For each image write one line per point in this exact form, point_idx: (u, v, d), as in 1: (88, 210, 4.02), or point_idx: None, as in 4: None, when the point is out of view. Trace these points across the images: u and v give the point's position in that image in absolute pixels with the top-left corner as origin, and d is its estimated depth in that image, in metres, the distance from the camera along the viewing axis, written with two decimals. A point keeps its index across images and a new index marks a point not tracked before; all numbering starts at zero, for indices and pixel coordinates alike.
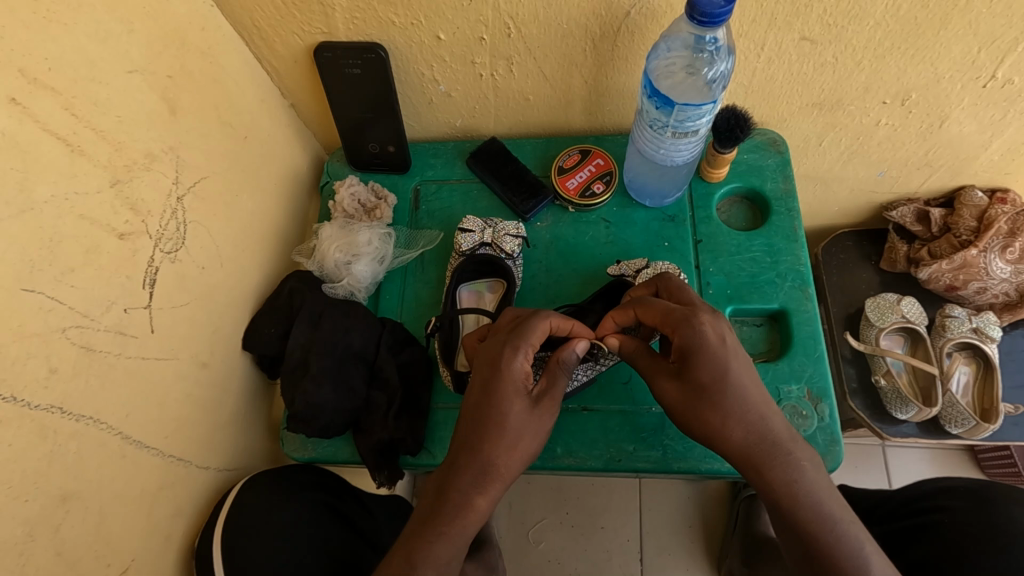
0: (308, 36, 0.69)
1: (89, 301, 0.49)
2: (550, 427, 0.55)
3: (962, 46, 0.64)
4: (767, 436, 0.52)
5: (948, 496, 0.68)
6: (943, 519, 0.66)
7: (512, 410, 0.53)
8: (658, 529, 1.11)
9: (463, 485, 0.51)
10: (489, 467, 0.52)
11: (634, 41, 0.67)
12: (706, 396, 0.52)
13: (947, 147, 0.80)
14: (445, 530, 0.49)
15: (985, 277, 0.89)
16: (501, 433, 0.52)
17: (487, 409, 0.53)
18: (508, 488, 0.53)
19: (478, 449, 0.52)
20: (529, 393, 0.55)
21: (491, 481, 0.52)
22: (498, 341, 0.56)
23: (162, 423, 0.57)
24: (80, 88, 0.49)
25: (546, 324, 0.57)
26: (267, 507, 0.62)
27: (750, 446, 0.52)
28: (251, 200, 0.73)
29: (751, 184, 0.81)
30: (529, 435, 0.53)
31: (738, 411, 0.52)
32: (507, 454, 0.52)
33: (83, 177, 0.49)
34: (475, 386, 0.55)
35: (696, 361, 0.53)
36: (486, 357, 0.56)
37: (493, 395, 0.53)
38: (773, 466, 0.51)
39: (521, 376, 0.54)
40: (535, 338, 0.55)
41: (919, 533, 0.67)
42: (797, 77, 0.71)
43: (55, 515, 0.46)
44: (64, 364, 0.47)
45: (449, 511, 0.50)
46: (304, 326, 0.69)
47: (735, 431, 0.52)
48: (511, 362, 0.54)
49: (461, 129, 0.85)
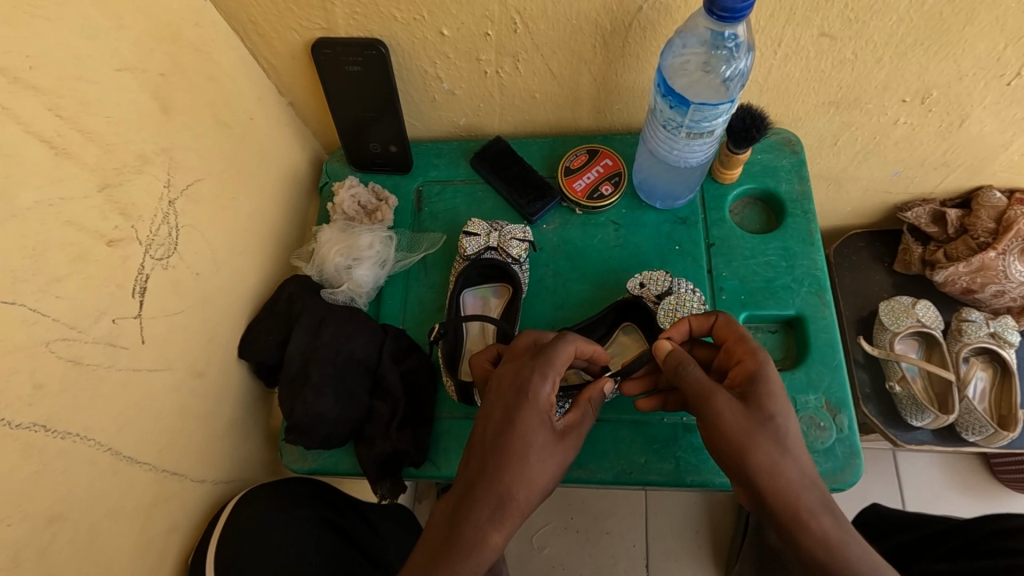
0: (306, 31, 0.67)
1: (77, 312, 0.47)
2: (566, 463, 0.54)
3: (987, 42, 0.61)
4: (816, 483, 0.50)
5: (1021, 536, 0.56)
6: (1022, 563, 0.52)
7: (534, 442, 0.52)
8: (665, 534, 1.09)
9: (479, 520, 0.49)
10: (508, 500, 0.50)
11: (646, 38, 0.64)
12: (767, 425, 0.51)
13: (966, 147, 0.78)
14: (456, 567, 0.47)
15: (1002, 280, 0.86)
16: (523, 466, 0.50)
17: (507, 438, 0.51)
18: (524, 523, 0.51)
19: (497, 481, 0.50)
20: (552, 424, 0.54)
21: (509, 516, 0.49)
22: (524, 364, 0.55)
23: (155, 436, 0.55)
24: (67, 87, 0.47)
25: (571, 350, 0.56)
26: (265, 523, 0.59)
27: (797, 488, 0.49)
28: (248, 203, 0.70)
29: (766, 185, 0.78)
30: (550, 469, 0.52)
31: (791, 452, 0.50)
32: (525, 489, 0.50)
33: (70, 182, 0.47)
34: (497, 410, 0.53)
35: (768, 391, 0.52)
36: (509, 382, 0.54)
37: (517, 423, 0.52)
38: (819, 513, 0.48)
39: (546, 405, 0.53)
40: (561, 366, 0.55)
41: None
42: (814, 75, 0.68)
43: (42, 538, 0.44)
44: (50, 379, 0.45)
45: (461, 547, 0.48)
46: (303, 333, 0.67)
47: (788, 470, 0.49)
48: (538, 389, 0.53)
49: (465, 127, 0.83)
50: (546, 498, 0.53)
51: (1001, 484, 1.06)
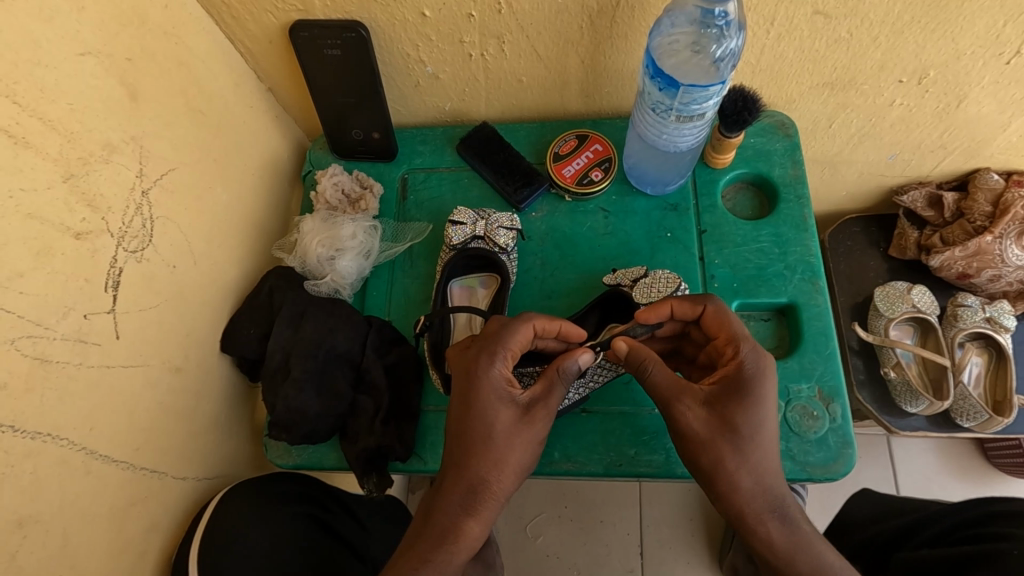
0: (282, 14, 0.64)
1: (42, 308, 0.45)
2: (540, 437, 0.54)
3: (987, 19, 0.59)
4: (772, 489, 0.52)
5: (1008, 524, 0.54)
6: (1005, 548, 0.51)
7: (496, 425, 0.52)
8: (658, 522, 1.09)
9: (450, 508, 0.51)
10: (478, 486, 0.51)
11: (634, 17, 0.62)
12: (734, 436, 0.51)
13: (964, 128, 0.76)
14: (429, 557, 0.49)
15: (999, 264, 0.85)
16: (486, 451, 0.52)
17: (467, 426, 0.52)
18: (501, 506, 0.53)
19: (464, 468, 0.52)
20: (514, 400, 0.54)
21: (480, 501, 0.51)
22: (473, 348, 0.55)
23: (132, 435, 0.53)
24: (23, 72, 0.45)
25: (527, 330, 0.56)
26: (251, 523, 0.58)
27: (752, 496, 0.51)
28: (227, 193, 0.68)
29: (758, 170, 0.77)
30: (518, 449, 0.53)
31: (754, 461, 0.51)
32: (494, 471, 0.52)
33: (30, 173, 0.45)
34: (454, 397, 0.54)
35: (745, 397, 0.52)
36: (461, 366, 0.55)
37: (471, 407, 0.53)
38: (765, 518, 0.51)
39: (500, 383, 0.54)
40: (513, 345, 0.55)
41: (974, 563, 0.51)
42: (807, 55, 0.66)
43: (11, 542, 0.42)
44: (16, 378, 0.43)
45: (434, 533, 0.50)
46: (285, 327, 0.66)
47: (744, 480, 0.51)
48: (488, 371, 0.53)
49: (451, 113, 0.80)
50: (523, 477, 0.54)
51: (994, 469, 1.06)
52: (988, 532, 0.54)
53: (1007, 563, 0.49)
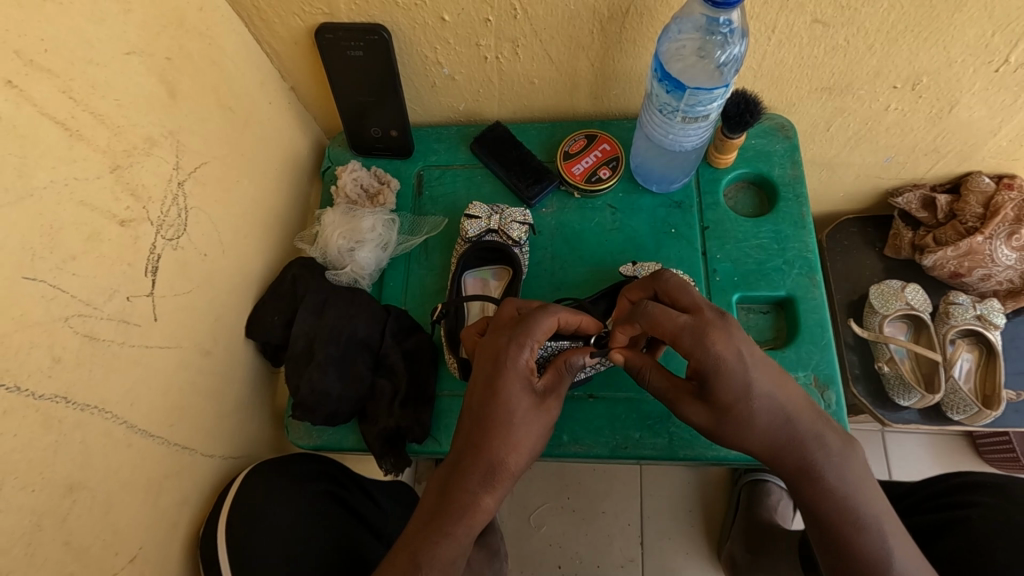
0: (309, 17, 0.68)
1: (91, 290, 0.49)
2: (551, 422, 0.57)
3: (976, 29, 0.63)
4: (807, 432, 0.53)
5: (975, 491, 0.66)
6: (970, 516, 0.63)
7: (517, 409, 0.54)
8: (659, 513, 1.12)
9: (470, 486, 0.53)
10: (496, 466, 0.54)
11: (643, 24, 0.66)
12: (729, 412, 0.52)
13: (956, 132, 0.79)
14: (450, 530, 0.52)
15: (989, 264, 0.88)
16: (506, 433, 0.54)
17: (490, 409, 0.54)
18: (516, 482, 0.55)
19: (485, 449, 0.54)
20: (534, 389, 0.56)
21: (499, 479, 0.54)
22: (503, 335, 0.57)
23: (166, 412, 0.56)
24: (78, 70, 0.48)
25: (553, 321, 0.56)
26: (273, 501, 0.61)
27: (781, 447, 0.53)
28: (251, 185, 0.71)
29: (759, 170, 0.80)
30: (534, 432, 0.55)
31: (764, 420, 0.53)
32: (511, 453, 0.54)
33: (83, 163, 0.48)
34: (479, 381, 0.56)
35: (718, 380, 0.51)
36: (488, 351, 0.56)
37: (499, 393, 0.54)
38: (806, 466, 0.53)
39: (524, 372, 0.55)
40: (541, 334, 0.56)
41: (945, 528, 0.64)
42: (807, 61, 0.69)
43: (62, 506, 0.46)
44: (68, 353, 0.46)
45: (454, 510, 0.53)
46: (308, 313, 0.69)
47: (758, 438, 0.53)
48: (516, 359, 0.55)
49: (464, 113, 0.84)
50: (533, 458, 0.57)
51: (984, 464, 1.09)
52: (959, 499, 0.66)
53: (972, 528, 0.62)
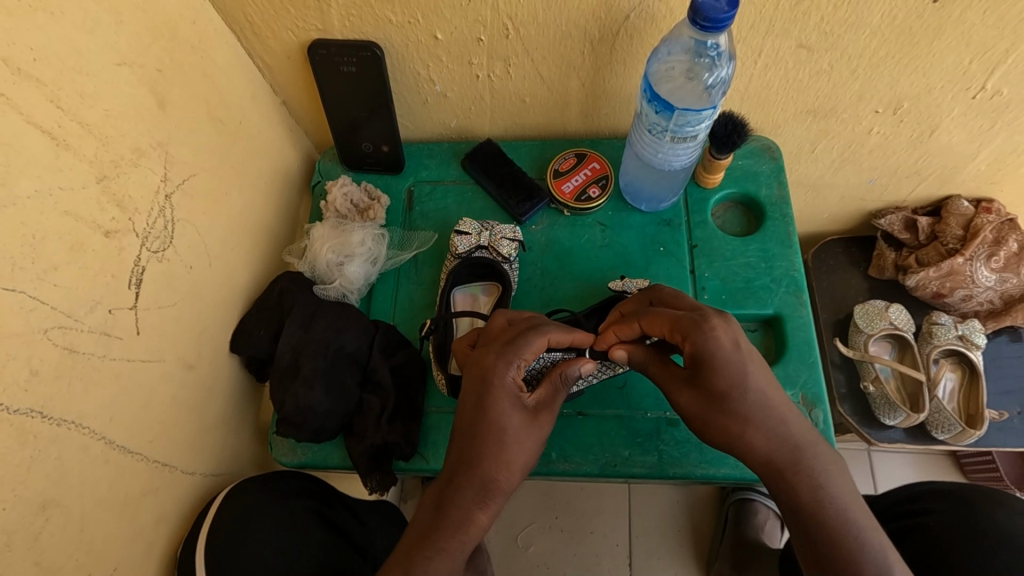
0: (301, 32, 0.68)
1: (73, 301, 0.48)
2: (545, 438, 0.56)
3: (954, 57, 0.65)
4: (795, 436, 0.54)
5: (933, 498, 0.70)
6: (928, 522, 0.67)
7: (507, 425, 0.54)
8: (647, 533, 1.11)
9: (464, 501, 0.53)
10: (488, 482, 0.53)
11: (633, 45, 0.67)
12: (724, 403, 0.53)
13: (937, 155, 0.81)
14: (444, 546, 0.51)
15: (970, 285, 0.90)
16: (496, 449, 0.53)
17: (479, 427, 0.54)
18: (509, 499, 0.55)
19: (475, 466, 0.53)
20: (524, 405, 0.55)
21: (492, 495, 0.53)
22: (490, 351, 0.56)
23: (146, 427, 0.55)
24: (66, 79, 0.48)
25: (543, 341, 0.56)
26: (254, 519, 0.60)
27: (774, 450, 0.54)
28: (240, 198, 0.71)
29: (746, 190, 0.81)
30: (526, 447, 0.54)
31: (763, 418, 0.53)
32: (503, 470, 0.53)
33: (68, 173, 0.47)
34: (468, 397, 0.55)
35: (714, 367, 0.53)
36: (475, 368, 0.56)
37: (486, 409, 0.54)
38: (801, 474, 0.53)
39: (512, 388, 0.55)
40: (529, 354, 0.56)
41: (906, 537, 0.68)
42: (792, 84, 0.71)
43: (35, 524, 0.44)
44: (46, 366, 0.45)
45: (448, 526, 0.52)
46: (295, 328, 0.69)
47: (757, 438, 0.53)
48: (502, 376, 0.55)
49: (456, 129, 0.84)
50: (527, 474, 0.56)
51: (969, 482, 1.10)
52: (918, 508, 0.70)
53: (929, 533, 0.67)
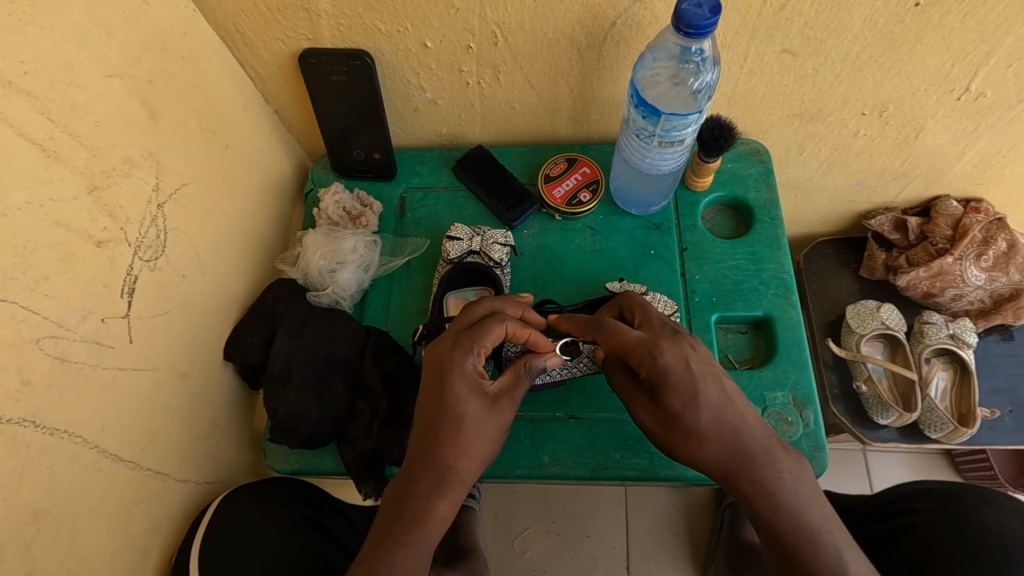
0: (292, 42, 0.69)
1: (65, 311, 0.48)
2: (505, 424, 0.57)
3: (936, 60, 0.66)
4: (750, 444, 0.55)
5: (919, 497, 0.71)
6: (916, 521, 0.68)
7: (466, 413, 0.54)
8: (644, 536, 1.11)
9: (423, 491, 0.54)
10: (447, 471, 0.54)
11: (620, 51, 0.68)
12: (680, 421, 0.55)
13: (922, 157, 0.82)
14: (404, 539, 0.52)
15: (960, 284, 0.91)
16: (455, 439, 0.54)
17: (438, 416, 0.54)
18: (469, 487, 0.56)
19: (434, 456, 0.54)
20: (485, 392, 0.56)
21: (451, 484, 0.54)
22: (448, 340, 0.56)
23: (139, 435, 0.55)
24: (58, 92, 0.48)
25: (501, 329, 0.57)
26: (247, 525, 0.60)
27: (729, 461, 0.55)
28: (233, 207, 0.71)
29: (735, 193, 0.82)
30: (484, 434, 0.55)
31: (718, 431, 0.54)
32: (462, 458, 0.54)
33: (59, 184, 0.48)
34: (427, 387, 0.56)
35: (669, 391, 0.54)
36: (435, 357, 0.56)
37: (445, 399, 0.54)
38: (757, 482, 0.54)
39: (472, 376, 0.55)
40: (489, 342, 0.56)
41: (894, 536, 0.69)
42: (778, 88, 0.72)
43: (26, 533, 0.44)
44: (38, 375, 0.46)
45: (407, 518, 0.53)
46: (288, 335, 0.69)
47: (711, 450, 0.55)
48: (461, 364, 0.55)
49: (447, 136, 0.85)
50: (488, 462, 0.57)
51: (965, 481, 1.11)
52: (906, 508, 0.71)
53: (917, 532, 0.67)
